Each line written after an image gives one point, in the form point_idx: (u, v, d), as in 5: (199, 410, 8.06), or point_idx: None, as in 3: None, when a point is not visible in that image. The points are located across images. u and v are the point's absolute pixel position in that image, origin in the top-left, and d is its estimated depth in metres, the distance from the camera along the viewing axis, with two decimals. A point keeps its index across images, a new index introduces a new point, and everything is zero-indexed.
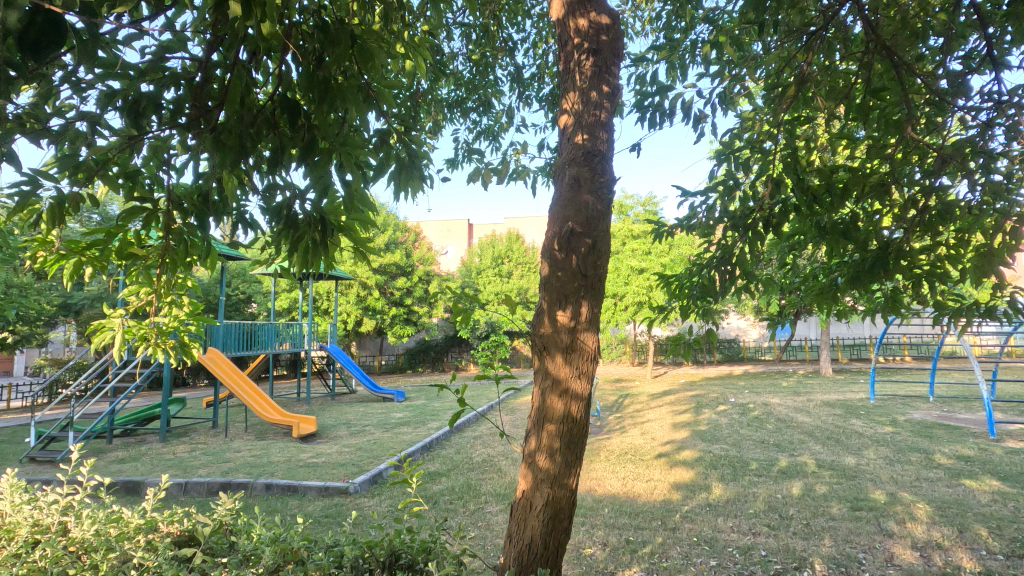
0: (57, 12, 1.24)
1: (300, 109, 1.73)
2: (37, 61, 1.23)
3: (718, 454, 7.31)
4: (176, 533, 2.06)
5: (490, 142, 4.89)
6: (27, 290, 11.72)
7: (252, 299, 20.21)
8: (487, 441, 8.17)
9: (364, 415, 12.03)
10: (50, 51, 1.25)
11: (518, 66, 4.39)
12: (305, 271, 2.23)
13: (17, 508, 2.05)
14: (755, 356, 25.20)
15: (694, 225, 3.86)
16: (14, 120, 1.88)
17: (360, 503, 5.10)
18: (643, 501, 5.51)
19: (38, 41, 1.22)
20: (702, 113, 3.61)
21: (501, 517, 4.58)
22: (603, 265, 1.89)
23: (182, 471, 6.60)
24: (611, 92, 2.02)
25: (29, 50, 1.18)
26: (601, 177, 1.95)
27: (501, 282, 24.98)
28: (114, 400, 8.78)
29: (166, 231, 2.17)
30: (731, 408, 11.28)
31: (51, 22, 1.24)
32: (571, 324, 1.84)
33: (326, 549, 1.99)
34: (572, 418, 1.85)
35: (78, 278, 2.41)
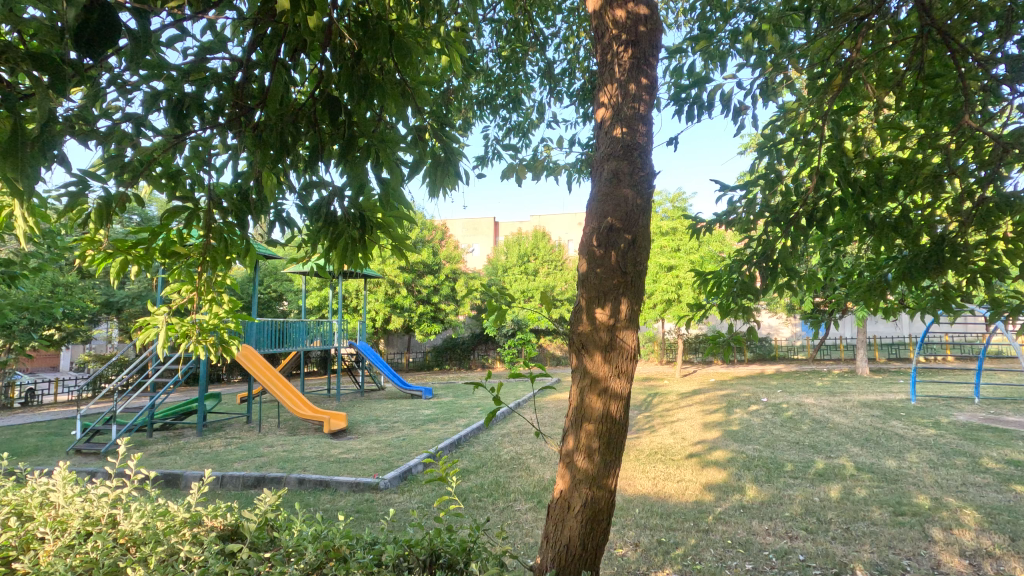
0: (109, 7, 1.26)
1: (341, 107, 1.73)
2: (92, 59, 1.25)
3: (752, 454, 7.15)
4: (220, 527, 2.08)
5: (521, 139, 4.86)
6: (73, 288, 12.22)
7: (283, 297, 20.65)
8: (516, 439, 8.15)
9: (392, 412, 12.15)
10: (102, 46, 1.27)
11: (549, 62, 4.35)
12: (343, 267, 2.25)
13: (69, 500, 2.10)
14: (787, 355, 24.66)
15: (733, 220, 3.75)
16: (63, 122, 1.89)
17: (390, 500, 5.15)
18: (675, 502, 5.42)
19: (92, 37, 1.24)
20: (742, 105, 3.51)
21: (530, 516, 4.56)
22: (643, 261, 1.85)
23: (219, 465, 6.76)
24: (650, 85, 1.97)
25: (84, 48, 1.20)
26: (640, 172, 1.89)
27: (528, 280, 24.94)
28: (154, 394, 9.05)
29: (207, 231, 2.19)
30: (764, 408, 11.03)
31: (106, 18, 1.27)
32: (611, 322, 1.80)
33: (367, 547, 1.98)
34: (611, 418, 1.81)
35: (124, 276, 2.46)
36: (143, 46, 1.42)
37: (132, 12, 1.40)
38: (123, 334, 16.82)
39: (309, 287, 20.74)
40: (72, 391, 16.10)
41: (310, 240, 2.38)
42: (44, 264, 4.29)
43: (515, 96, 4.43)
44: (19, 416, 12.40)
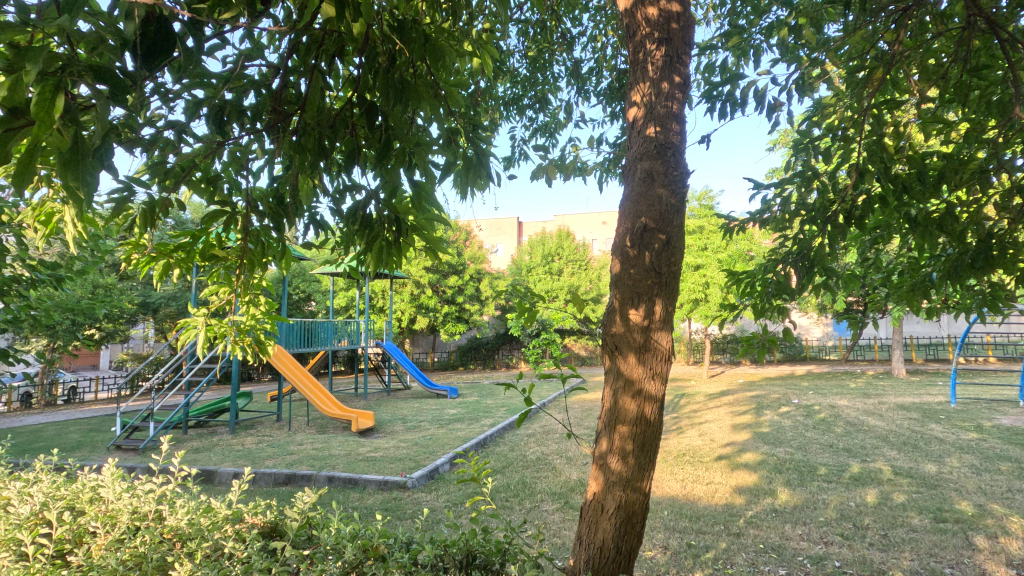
0: (165, 21, 1.33)
1: (379, 110, 1.74)
2: (150, 69, 1.31)
3: (783, 457, 7.00)
4: (260, 524, 2.12)
5: (548, 139, 4.85)
6: (112, 289, 12.66)
7: (311, 298, 21.04)
8: (542, 440, 8.13)
9: (418, 411, 12.26)
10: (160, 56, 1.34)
11: (575, 60, 4.32)
12: (377, 269, 2.28)
13: (118, 495, 2.17)
14: (819, 355, 24.09)
15: (768, 219, 3.74)
16: (110, 130, 1.94)
17: (418, 498, 5.19)
18: (704, 504, 5.34)
19: (151, 48, 1.31)
20: (777, 101, 3.44)
21: (558, 517, 4.55)
22: (678, 261, 1.83)
23: (251, 462, 6.92)
24: (683, 83, 1.95)
25: (145, 59, 1.27)
26: (674, 171, 1.87)
27: (552, 280, 24.90)
28: (189, 393, 9.29)
29: (244, 234, 2.24)
30: (795, 410, 10.78)
31: (162, 31, 1.33)
32: (645, 323, 1.78)
33: (404, 547, 2.01)
34: (646, 419, 1.80)
35: (167, 278, 2.53)
36: (194, 58, 1.47)
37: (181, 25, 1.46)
38: (159, 333, 17.37)
39: (336, 288, 21.08)
40: (112, 389, 16.68)
41: (344, 243, 2.41)
42: (88, 265, 4.46)
43: (542, 96, 4.44)
44: (63, 412, 12.91)
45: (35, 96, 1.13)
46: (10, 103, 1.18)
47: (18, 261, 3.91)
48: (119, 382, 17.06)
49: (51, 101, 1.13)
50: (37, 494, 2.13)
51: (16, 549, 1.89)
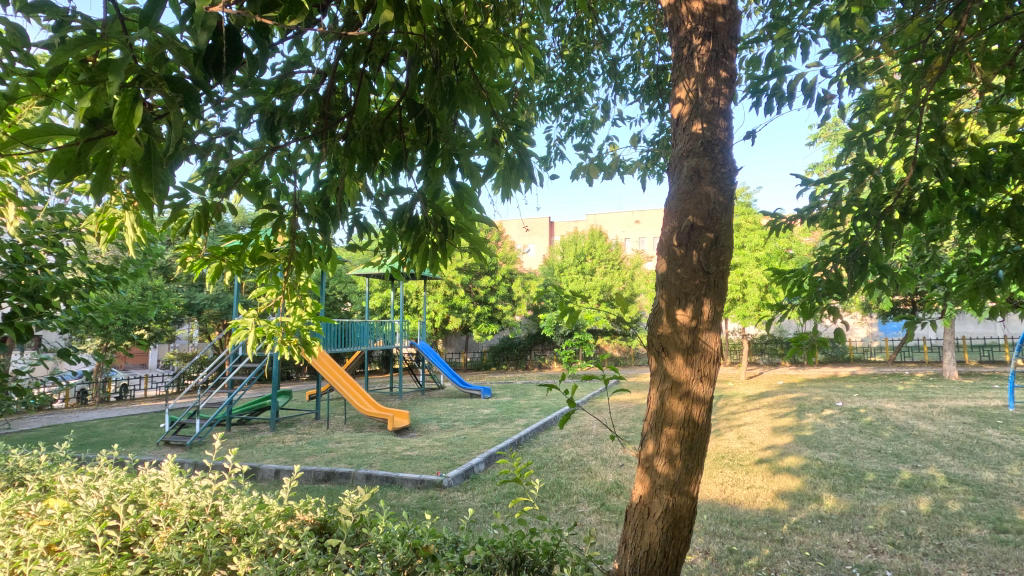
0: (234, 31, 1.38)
1: (426, 112, 1.74)
2: (219, 78, 1.37)
3: (828, 462, 6.78)
4: (311, 521, 2.18)
5: (584, 138, 4.82)
6: (160, 291, 13.17)
7: (347, 299, 21.47)
8: (576, 441, 8.08)
9: (452, 410, 12.38)
10: (228, 65, 1.39)
11: (612, 58, 4.27)
12: (421, 269, 2.29)
13: (177, 490, 2.25)
14: (863, 356, 23.21)
15: (818, 215, 3.65)
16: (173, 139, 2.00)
17: (453, 498, 5.22)
18: (745, 509, 5.21)
19: (220, 59, 1.37)
20: (827, 93, 3.33)
21: (595, 518, 4.51)
22: (726, 261, 1.78)
23: (292, 460, 7.10)
24: (729, 78, 1.89)
25: (216, 69, 1.33)
26: (722, 168, 1.82)
27: (585, 280, 24.74)
28: (232, 391, 9.58)
29: (292, 237, 2.29)
30: (839, 413, 10.41)
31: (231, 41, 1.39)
32: (693, 324, 1.74)
33: (453, 547, 2.02)
34: (693, 422, 1.76)
35: (219, 280, 2.61)
36: (258, 66, 1.53)
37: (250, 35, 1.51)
38: (203, 333, 18.02)
39: (371, 289, 21.47)
40: (160, 387, 17.38)
41: (388, 245, 2.44)
42: (140, 268, 4.64)
43: (578, 94, 4.42)
44: (115, 409, 13.51)
45: (117, 104, 1.17)
46: (90, 114, 1.23)
47: (78, 265, 4.10)
48: (166, 380, 17.77)
49: (131, 109, 1.17)
50: (104, 488, 2.23)
51: (87, 540, 1.97)
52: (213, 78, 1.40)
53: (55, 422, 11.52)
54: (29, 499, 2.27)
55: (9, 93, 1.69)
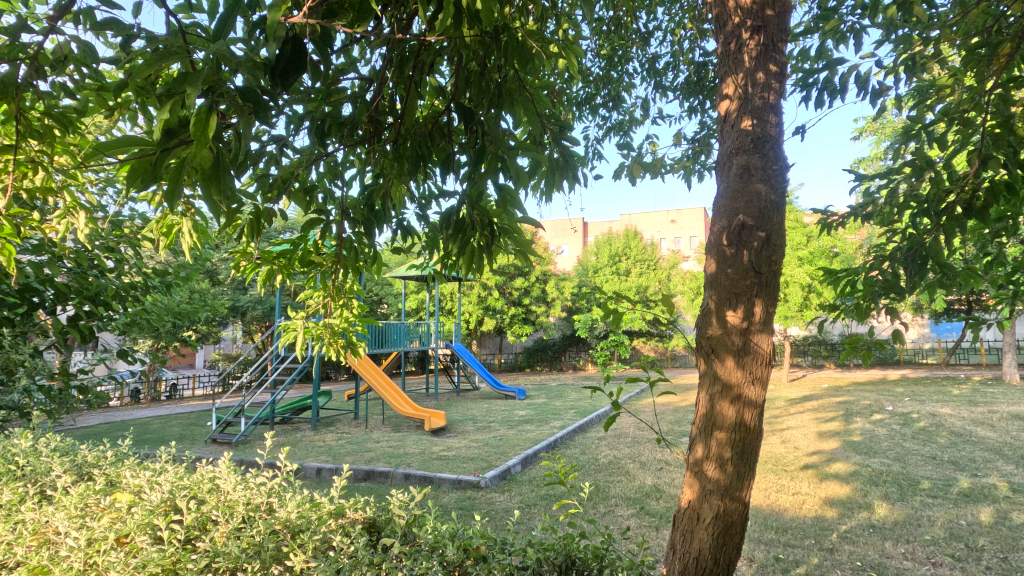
0: (299, 40, 1.43)
1: (474, 115, 1.75)
2: (284, 86, 1.42)
3: (879, 469, 6.50)
4: (361, 520, 2.22)
5: (622, 138, 4.77)
6: (207, 294, 13.68)
7: (384, 301, 21.87)
8: (613, 443, 8.01)
9: (488, 411, 12.44)
10: (292, 74, 1.42)
11: (651, 55, 4.22)
12: (468, 272, 2.30)
13: (234, 487, 2.31)
14: (913, 358, 22.21)
15: (872, 212, 3.52)
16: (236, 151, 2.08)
17: (491, 499, 5.23)
18: (792, 516, 5.05)
19: (286, 67, 1.42)
20: (883, 84, 3.21)
21: (634, 522, 4.46)
22: (780, 261, 1.73)
23: (333, 459, 7.25)
24: (780, 72, 1.84)
25: (282, 79, 1.38)
26: (773, 165, 1.77)
27: (620, 281, 24.49)
28: (275, 391, 9.85)
29: (340, 241, 2.34)
30: (889, 417, 10.00)
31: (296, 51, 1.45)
32: (744, 325, 1.70)
33: (505, 549, 2.04)
34: (745, 426, 1.71)
35: (270, 283, 2.69)
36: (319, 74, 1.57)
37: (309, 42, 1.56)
38: (247, 334, 18.63)
39: (407, 291, 21.81)
40: (207, 386, 18.10)
41: (433, 247, 2.47)
42: (191, 272, 4.82)
43: (616, 93, 4.38)
44: (167, 408, 14.11)
45: (194, 116, 1.22)
46: (166, 125, 1.29)
47: (135, 269, 4.29)
48: (212, 380, 18.45)
49: (206, 121, 1.21)
50: (166, 483, 2.32)
51: (152, 532, 2.05)
52: (280, 89, 1.45)
53: (111, 419, 12.10)
54: (98, 492, 2.39)
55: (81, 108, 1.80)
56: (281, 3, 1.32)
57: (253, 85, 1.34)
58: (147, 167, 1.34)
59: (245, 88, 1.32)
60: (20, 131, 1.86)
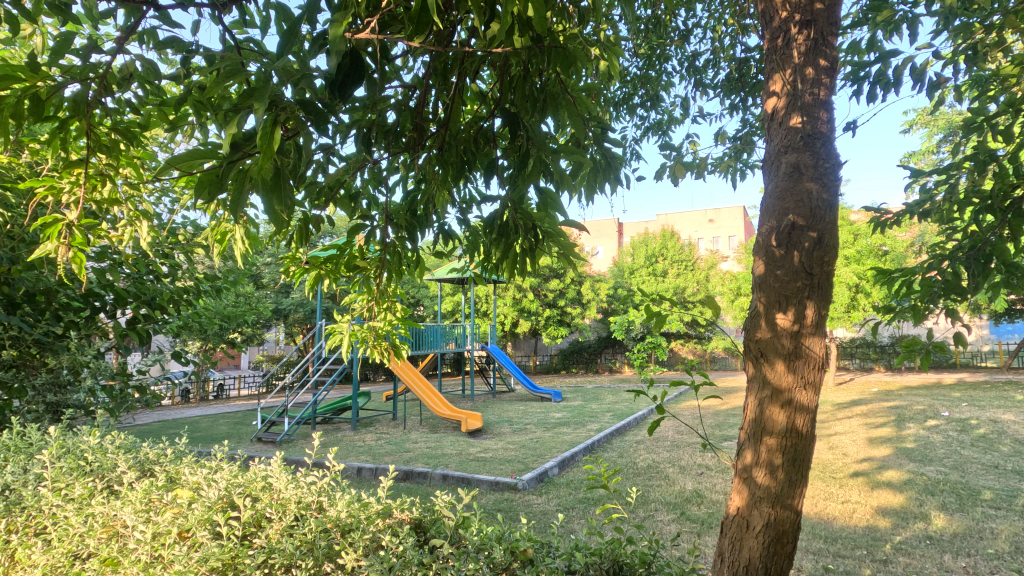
0: (357, 53, 1.47)
1: (519, 120, 1.76)
2: (343, 98, 1.47)
3: (935, 477, 6.20)
4: (408, 520, 2.27)
5: (660, 137, 4.71)
6: (251, 298, 14.16)
7: (421, 303, 22.20)
8: (651, 447, 7.90)
9: (524, 413, 12.45)
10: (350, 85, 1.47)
11: (690, 53, 4.15)
12: (510, 275, 2.32)
13: (286, 486, 2.38)
14: (971, 362, 21.05)
15: (930, 209, 3.40)
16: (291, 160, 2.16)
17: (529, 501, 5.23)
18: (841, 525, 4.87)
19: (344, 81, 1.46)
20: (940, 76, 3.08)
21: (675, 528, 4.39)
22: (832, 262, 1.67)
23: (373, 458, 7.40)
24: (830, 67, 1.78)
25: (341, 91, 1.43)
26: (825, 163, 1.72)
27: (656, 282, 24.16)
28: (317, 391, 10.11)
29: (383, 246, 2.39)
30: (946, 423, 9.52)
31: (354, 63, 1.50)
32: (795, 328, 1.65)
33: (552, 553, 2.04)
34: (797, 432, 1.66)
35: (317, 287, 2.77)
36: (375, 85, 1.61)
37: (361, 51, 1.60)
38: (289, 336, 19.20)
39: (443, 293, 22.08)
40: (252, 386, 18.72)
41: (475, 251, 2.50)
42: (239, 277, 5.00)
43: (654, 93, 4.34)
44: (214, 407, 14.66)
45: (260, 129, 1.27)
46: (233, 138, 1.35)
47: (188, 274, 4.49)
48: (257, 380, 19.10)
49: (271, 133, 1.26)
50: (222, 481, 2.40)
51: (212, 528, 2.14)
52: (339, 101, 1.50)
53: (164, 417, 12.65)
54: (161, 487, 2.50)
55: (144, 122, 1.90)
56: (341, 19, 1.37)
57: (313, 98, 1.39)
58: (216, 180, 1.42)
59: (306, 102, 1.37)
60: (90, 146, 1.97)
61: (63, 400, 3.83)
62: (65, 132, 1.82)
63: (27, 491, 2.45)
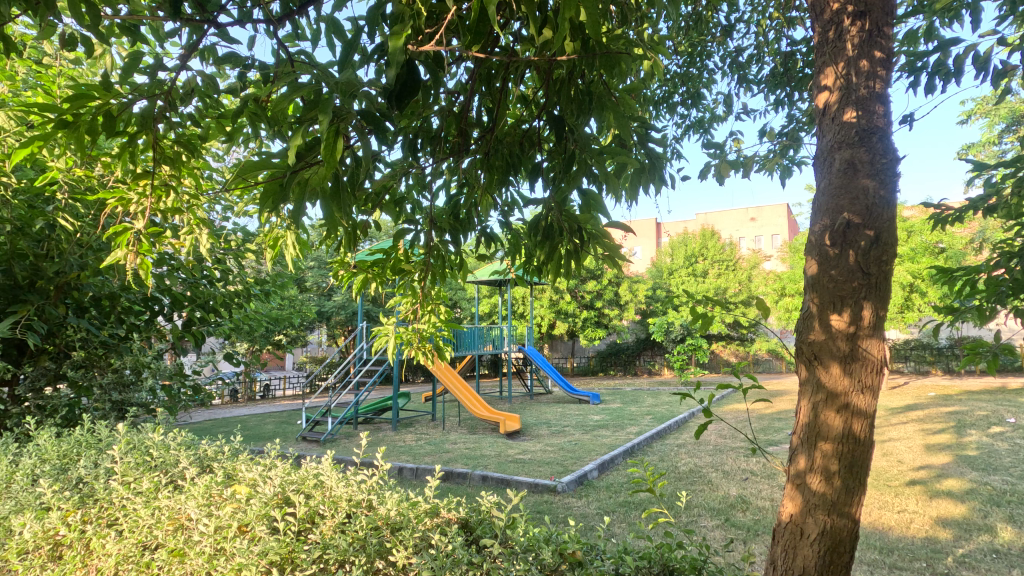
0: (414, 64, 1.50)
1: (566, 124, 1.77)
2: (401, 107, 1.50)
3: (1001, 488, 5.85)
4: (456, 519, 2.31)
5: (702, 135, 4.62)
6: (296, 301, 14.59)
7: (458, 305, 22.44)
8: (693, 451, 7.74)
9: (562, 416, 12.41)
10: (408, 95, 1.50)
11: (733, 48, 4.06)
12: (554, 278, 2.32)
13: (338, 484, 2.45)
14: None
15: (996, 204, 3.22)
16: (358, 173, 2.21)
17: (569, 504, 5.21)
18: (898, 535, 4.66)
19: (403, 91, 1.49)
20: (1007, 63, 2.92)
21: (719, 534, 4.29)
22: (891, 261, 1.61)
23: (413, 458, 7.51)
24: (886, 58, 1.71)
25: (399, 99, 1.46)
26: (883, 158, 1.65)
27: (696, 282, 23.70)
28: (359, 392, 10.34)
29: (428, 249, 2.43)
30: (1012, 431, 8.97)
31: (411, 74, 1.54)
32: (851, 330, 1.60)
33: (600, 556, 2.03)
34: (854, 437, 1.61)
35: (364, 290, 2.85)
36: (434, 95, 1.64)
37: (418, 66, 1.66)
38: (331, 338, 19.70)
39: (480, 295, 22.25)
40: (296, 387, 19.31)
41: (518, 253, 2.52)
42: (286, 281, 5.17)
43: (695, 91, 4.27)
44: (262, 407, 15.18)
45: (324, 140, 1.32)
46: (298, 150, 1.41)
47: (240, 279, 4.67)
48: (301, 381, 19.69)
49: (334, 143, 1.31)
50: (277, 478, 2.48)
51: (270, 523, 2.22)
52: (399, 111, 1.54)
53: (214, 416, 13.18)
54: (220, 483, 2.62)
55: (205, 136, 2.02)
56: (401, 31, 1.41)
57: (372, 109, 1.44)
58: (278, 190, 1.54)
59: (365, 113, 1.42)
60: (156, 159, 2.10)
61: (127, 398, 3.93)
62: (134, 148, 1.95)
63: (99, 483, 2.61)
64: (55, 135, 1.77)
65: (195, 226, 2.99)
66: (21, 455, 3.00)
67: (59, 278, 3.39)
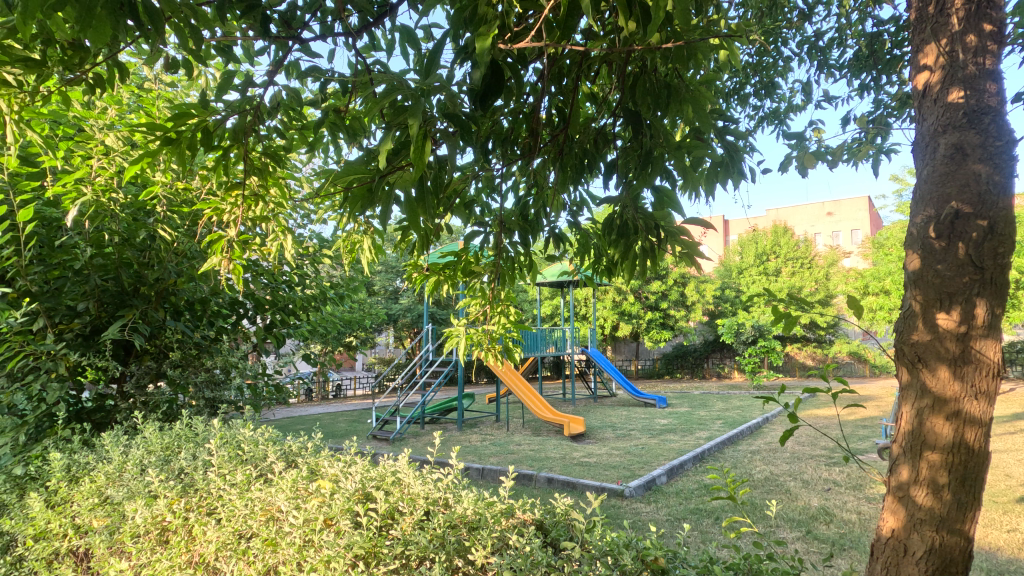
0: (499, 65, 1.51)
1: (642, 118, 1.74)
2: (484, 107, 1.52)
3: None
4: (531, 520, 2.31)
5: (777, 126, 4.40)
6: (365, 305, 15.16)
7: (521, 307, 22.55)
8: (769, 458, 7.37)
9: (628, 419, 12.17)
10: (491, 96, 1.52)
11: (812, 33, 3.84)
12: (628, 277, 2.29)
13: (415, 481, 2.50)
14: None
15: None
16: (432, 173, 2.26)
17: (638, 509, 5.10)
18: (1008, 557, 4.23)
19: (486, 91, 1.51)
20: None
21: (801, 547, 4.06)
22: (1008, 253, 1.46)
23: (479, 459, 7.60)
24: (998, 30, 1.56)
25: (484, 101, 1.48)
26: (996, 141, 1.51)
27: (768, 282, 22.64)
28: (425, 393, 10.59)
29: (497, 249, 2.46)
30: None
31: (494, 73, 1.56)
32: (961, 330, 1.46)
33: (684, 565, 1.95)
34: (967, 447, 1.47)
35: (436, 292, 2.91)
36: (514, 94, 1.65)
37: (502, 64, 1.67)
38: (397, 340, 20.27)
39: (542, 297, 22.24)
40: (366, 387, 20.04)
41: (587, 253, 2.50)
42: (358, 285, 5.38)
43: (769, 80, 4.08)
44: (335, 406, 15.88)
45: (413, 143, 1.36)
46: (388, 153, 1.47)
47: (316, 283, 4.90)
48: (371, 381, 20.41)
49: (422, 146, 1.35)
50: (357, 475, 2.57)
51: (352, 517, 2.29)
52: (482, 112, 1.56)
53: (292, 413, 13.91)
54: (305, 477, 2.75)
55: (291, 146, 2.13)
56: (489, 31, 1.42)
57: (456, 111, 1.46)
58: (366, 194, 1.62)
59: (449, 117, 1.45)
60: (247, 169, 2.24)
61: (219, 396, 4.22)
62: (227, 159, 2.09)
63: (199, 474, 2.82)
64: (159, 152, 1.89)
65: (279, 233, 3.17)
66: (130, 446, 3.28)
67: (160, 284, 3.69)
